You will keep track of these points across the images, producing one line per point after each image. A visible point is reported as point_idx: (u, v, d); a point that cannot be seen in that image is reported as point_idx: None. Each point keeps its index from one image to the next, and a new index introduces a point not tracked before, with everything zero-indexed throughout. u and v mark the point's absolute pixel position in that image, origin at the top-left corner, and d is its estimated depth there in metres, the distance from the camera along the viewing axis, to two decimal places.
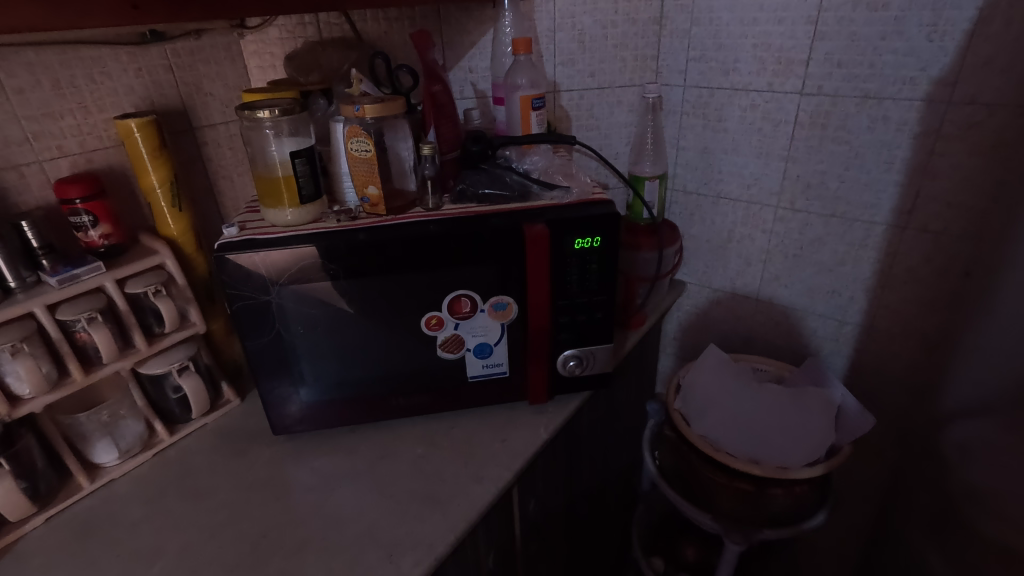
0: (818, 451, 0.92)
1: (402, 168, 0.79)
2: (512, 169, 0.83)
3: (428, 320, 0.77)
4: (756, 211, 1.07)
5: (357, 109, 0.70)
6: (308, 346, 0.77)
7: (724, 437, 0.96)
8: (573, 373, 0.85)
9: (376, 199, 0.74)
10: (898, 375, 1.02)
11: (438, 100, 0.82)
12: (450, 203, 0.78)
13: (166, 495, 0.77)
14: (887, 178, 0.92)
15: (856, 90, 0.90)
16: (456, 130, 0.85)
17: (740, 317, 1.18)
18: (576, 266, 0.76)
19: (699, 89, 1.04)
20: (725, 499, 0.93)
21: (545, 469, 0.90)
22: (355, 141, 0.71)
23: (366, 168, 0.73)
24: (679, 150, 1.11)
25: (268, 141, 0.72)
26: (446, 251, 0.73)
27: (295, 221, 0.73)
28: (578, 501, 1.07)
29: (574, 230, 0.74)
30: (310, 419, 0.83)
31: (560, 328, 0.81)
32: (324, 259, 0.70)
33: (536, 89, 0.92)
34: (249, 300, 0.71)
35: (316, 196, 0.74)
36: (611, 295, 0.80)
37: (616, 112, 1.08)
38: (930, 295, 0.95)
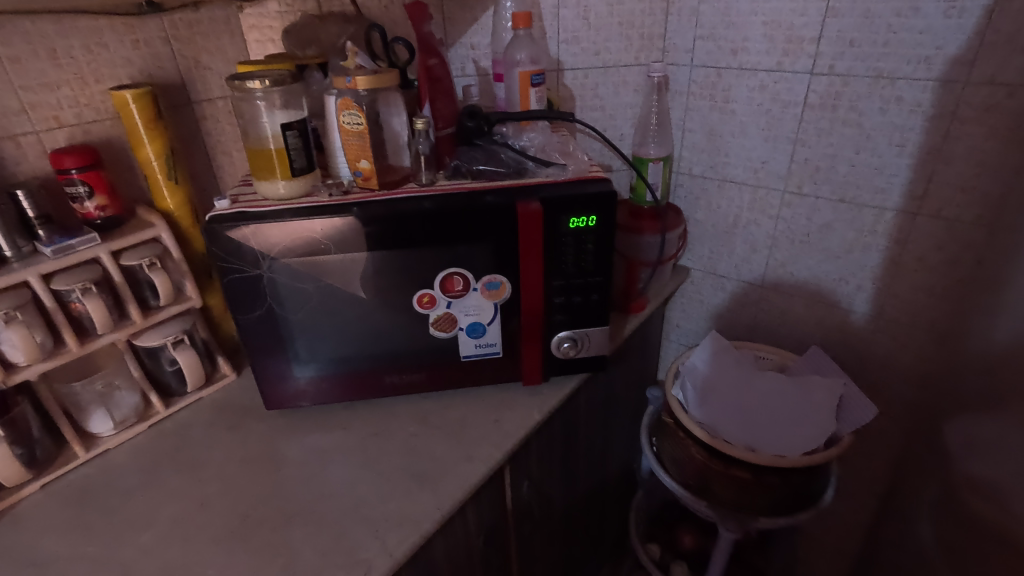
0: (819, 441, 0.89)
1: (397, 143, 0.78)
2: (508, 146, 0.82)
3: (420, 297, 0.76)
4: (763, 195, 1.04)
5: (349, 80, 0.69)
6: (299, 321, 0.76)
7: (722, 424, 0.94)
8: (567, 355, 0.83)
9: (369, 172, 0.73)
10: (905, 366, 1.00)
11: (433, 74, 0.81)
12: (445, 179, 0.77)
13: (162, 465, 0.78)
14: (899, 162, 0.89)
15: (868, 69, 0.87)
16: (453, 106, 0.84)
17: (744, 304, 1.15)
18: (571, 245, 0.75)
19: (707, 69, 1.01)
20: (721, 487, 0.91)
21: (540, 452, 0.89)
22: (347, 114, 0.71)
23: (359, 142, 0.72)
24: (686, 133, 1.08)
25: (260, 113, 0.72)
26: (440, 228, 0.72)
27: (287, 194, 0.73)
28: (574, 487, 1.06)
29: (570, 208, 0.72)
30: (301, 395, 0.83)
31: (555, 309, 0.80)
32: (316, 233, 0.70)
33: (536, 66, 0.90)
34: (241, 275, 0.71)
35: (309, 169, 0.74)
36: (607, 276, 0.78)
37: (621, 92, 1.06)
38: (940, 284, 0.92)
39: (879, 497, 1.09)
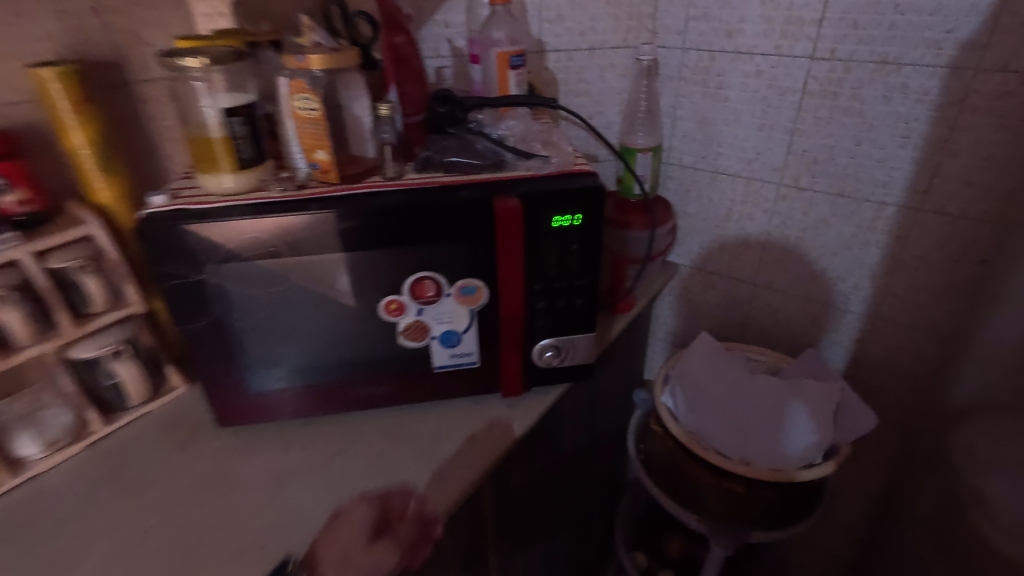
0: (817, 452, 0.83)
1: (359, 131, 0.70)
2: (485, 135, 0.74)
3: (387, 304, 0.69)
4: (757, 188, 0.98)
5: (301, 59, 0.61)
6: (255, 331, 0.69)
7: (714, 433, 0.88)
8: (550, 364, 0.77)
9: (326, 165, 0.65)
10: (902, 368, 0.95)
11: (400, 53, 0.72)
12: (414, 171, 0.70)
13: (98, 490, 0.70)
14: (902, 154, 0.84)
15: (872, 54, 0.80)
16: (423, 89, 0.75)
17: (736, 302, 1.10)
18: (554, 246, 0.68)
19: (700, 52, 0.94)
20: (713, 499, 0.86)
21: (521, 465, 0.83)
22: (299, 98, 0.63)
23: (314, 130, 0.64)
24: (676, 121, 1.01)
25: (200, 95, 0.63)
26: (409, 227, 0.64)
27: (232, 189, 0.64)
28: (558, 496, 1.01)
29: (552, 206, 0.65)
30: (259, 409, 0.75)
31: (537, 315, 0.73)
32: (267, 234, 0.62)
33: (516, 46, 0.82)
34: (181, 279, 0.63)
35: (258, 160, 0.65)
36: (594, 279, 0.71)
37: (608, 76, 0.99)
38: (942, 283, 0.87)
39: (873, 501, 1.06)
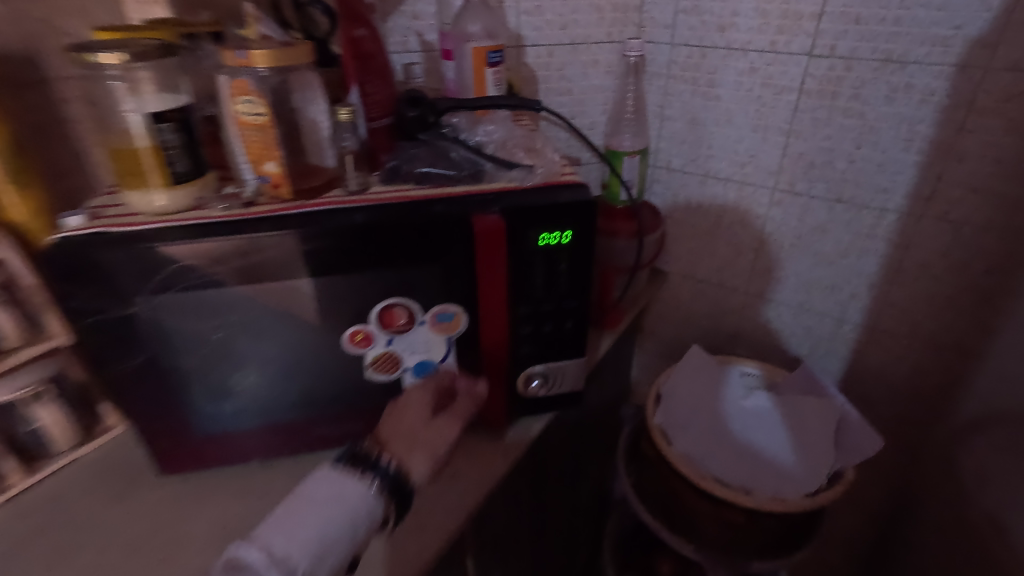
0: (821, 477, 0.79)
1: (316, 137, 0.62)
2: (461, 142, 0.67)
3: (351, 334, 0.61)
4: (750, 193, 0.93)
5: (242, 55, 0.52)
6: (199, 369, 0.59)
7: (710, 458, 0.83)
8: (536, 394, 0.70)
9: (278, 177, 0.57)
10: (899, 380, 0.91)
11: (362, 49, 0.63)
12: (380, 183, 0.61)
13: (12, 560, 0.60)
14: (905, 158, 0.79)
15: (875, 51, 0.75)
16: (388, 89, 0.67)
17: (726, 312, 1.04)
18: (540, 266, 0.60)
19: (689, 48, 0.88)
20: (711, 527, 0.81)
21: (505, 503, 0.75)
22: (243, 101, 0.54)
23: (261, 137, 0.55)
24: (664, 121, 0.95)
25: (120, 97, 0.53)
26: (375, 249, 0.56)
27: (165, 208, 0.55)
28: (544, 526, 0.94)
29: (539, 221, 0.57)
30: (207, 454, 0.66)
31: (521, 342, 0.65)
32: (208, 259, 0.54)
33: (493, 40, 0.74)
34: (104, 314, 0.53)
35: (196, 173, 0.56)
36: (584, 301, 0.64)
37: (592, 73, 0.91)
38: (944, 293, 0.83)
39: (869, 515, 1.02)
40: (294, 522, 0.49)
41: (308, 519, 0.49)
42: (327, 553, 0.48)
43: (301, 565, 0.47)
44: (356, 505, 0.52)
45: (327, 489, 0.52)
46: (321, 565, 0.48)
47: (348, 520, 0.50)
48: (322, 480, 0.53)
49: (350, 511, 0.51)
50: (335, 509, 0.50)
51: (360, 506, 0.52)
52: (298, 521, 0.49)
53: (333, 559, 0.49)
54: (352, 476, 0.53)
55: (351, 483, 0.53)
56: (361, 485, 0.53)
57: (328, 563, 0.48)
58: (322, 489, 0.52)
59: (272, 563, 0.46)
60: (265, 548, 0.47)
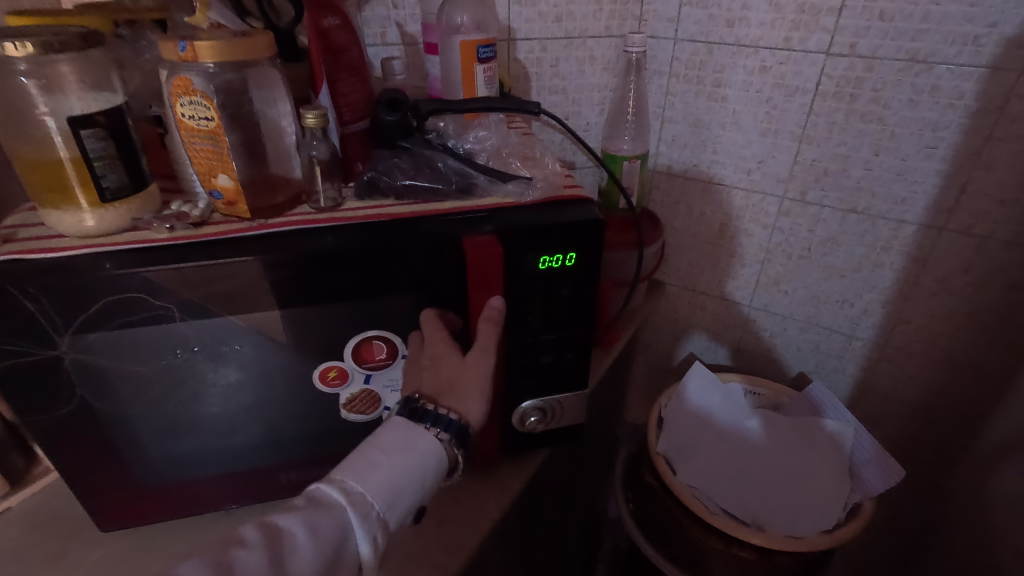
0: (838, 511, 0.74)
1: (281, 144, 0.53)
2: (449, 150, 0.58)
3: (324, 371, 0.53)
4: (757, 201, 0.86)
5: (182, 48, 0.43)
6: (142, 415, 0.51)
7: (716, 490, 0.78)
8: (533, 430, 0.62)
9: (232, 193, 0.48)
10: (911, 400, 0.86)
11: (332, 41, 0.55)
12: (355, 200, 0.54)
13: None
14: (927, 167, 0.73)
15: (899, 50, 0.69)
16: (364, 88, 0.58)
17: (728, 327, 0.98)
18: (539, 294, 0.53)
19: (695, 44, 0.81)
20: (720, 566, 0.75)
21: (497, 549, 0.68)
22: (188, 103, 0.45)
23: (211, 145, 0.47)
24: (665, 123, 0.88)
25: (29, 97, 0.43)
26: (349, 276, 0.48)
27: (94, 229, 0.46)
28: (536, 561, 0.86)
29: (539, 243, 0.50)
30: (153, 509, 0.57)
31: (518, 375, 0.58)
32: (148, 291, 0.45)
33: (483, 33, 0.66)
34: (22, 356, 0.44)
35: (132, 187, 0.47)
36: (587, 329, 0.57)
37: (587, 71, 0.85)
38: (963, 311, 0.77)
39: (879, 539, 0.97)
40: (368, 464, 0.43)
41: (385, 463, 0.44)
42: (400, 500, 0.43)
43: (376, 508, 0.42)
44: (427, 456, 0.46)
45: (397, 437, 0.46)
46: (392, 512, 0.43)
47: (419, 470, 0.45)
48: (390, 427, 0.47)
49: (421, 461, 0.45)
50: (408, 457, 0.45)
51: (431, 456, 0.46)
52: (374, 465, 0.43)
53: (403, 507, 0.43)
54: (417, 428, 0.47)
55: (419, 434, 0.46)
56: (429, 437, 0.47)
57: (399, 509, 0.43)
58: (392, 436, 0.46)
59: (349, 504, 0.41)
60: (341, 487, 0.42)
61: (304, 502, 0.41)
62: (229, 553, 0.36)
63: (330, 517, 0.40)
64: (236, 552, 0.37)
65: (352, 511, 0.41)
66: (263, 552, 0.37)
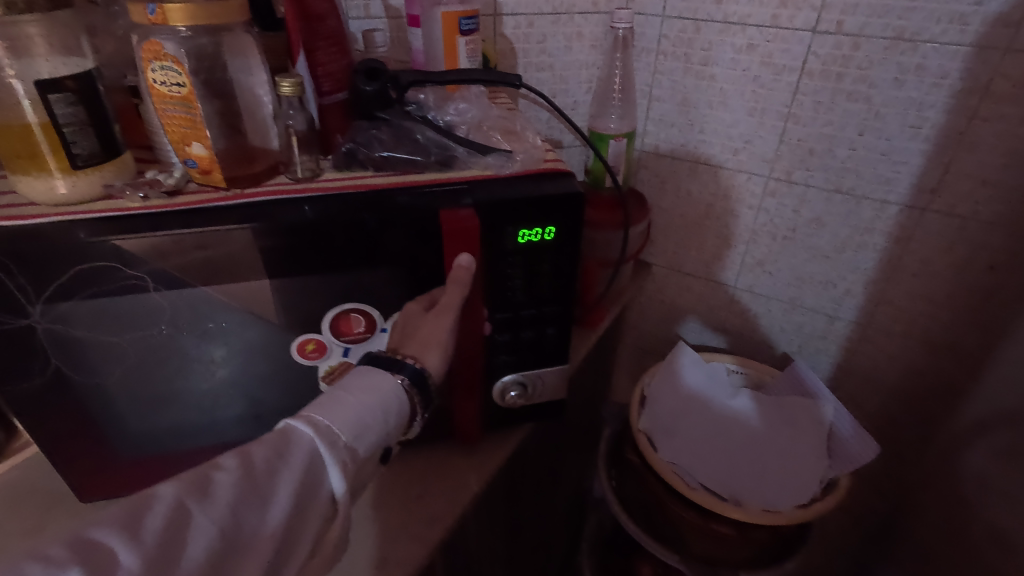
0: (814, 488, 0.75)
1: (257, 115, 0.53)
2: (428, 122, 0.58)
3: (302, 344, 0.52)
4: (743, 181, 0.86)
5: (152, 10, 0.42)
6: (116, 387, 0.50)
7: (697, 465, 0.79)
8: (513, 405, 0.62)
9: (206, 162, 0.48)
10: (891, 380, 0.87)
11: (309, 9, 0.53)
12: (333, 171, 0.54)
13: None
14: (911, 147, 0.73)
15: (886, 28, 0.69)
16: (342, 59, 0.57)
17: (713, 308, 0.99)
18: (520, 269, 0.53)
19: (683, 21, 0.81)
20: (698, 540, 0.77)
21: (479, 523, 0.68)
22: (158, 68, 0.44)
23: (184, 113, 0.46)
24: (653, 101, 0.88)
25: None
26: (326, 247, 0.48)
27: (66, 197, 0.46)
28: (520, 537, 0.87)
29: (518, 216, 0.50)
30: (129, 482, 0.56)
31: (498, 350, 0.58)
32: (121, 261, 0.45)
33: (466, 5, 0.65)
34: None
35: (105, 155, 0.47)
36: (567, 305, 0.57)
37: (574, 48, 0.84)
38: (945, 291, 0.78)
39: (858, 516, 0.98)
40: (334, 400, 0.43)
41: (351, 400, 0.43)
42: (367, 434, 0.43)
43: (343, 437, 0.41)
44: (391, 396, 0.46)
45: (362, 379, 0.45)
46: (360, 442, 0.42)
47: (383, 409, 0.44)
48: (354, 373, 0.46)
49: (385, 401, 0.45)
50: (373, 396, 0.44)
51: (394, 397, 0.46)
52: (340, 402, 0.43)
53: (370, 439, 0.43)
54: (380, 370, 0.47)
55: (382, 376, 0.46)
56: (392, 380, 0.47)
57: (367, 442, 0.42)
58: (356, 378, 0.46)
59: (316, 432, 0.40)
60: (308, 420, 0.41)
61: (271, 434, 0.39)
62: (205, 475, 0.35)
63: (298, 446, 0.39)
64: (214, 475, 0.36)
65: (320, 439, 0.40)
66: (238, 474, 0.36)
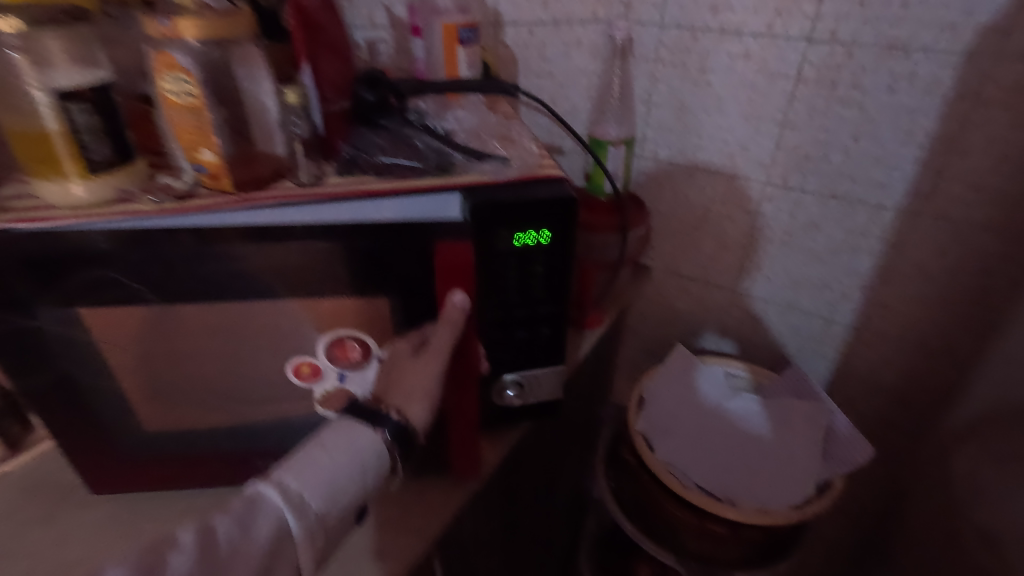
0: (808, 488, 0.76)
1: (264, 122, 0.55)
2: (428, 130, 0.60)
3: (298, 366, 0.56)
4: (740, 186, 0.88)
5: (167, 23, 0.45)
6: None
7: (693, 466, 0.80)
8: (510, 404, 0.64)
9: (216, 167, 0.50)
10: (887, 382, 0.88)
11: (313, 19, 0.57)
12: (336, 176, 0.55)
13: None
14: (904, 153, 0.74)
15: (878, 37, 0.70)
16: (344, 68, 0.61)
17: (711, 311, 1.00)
18: (515, 269, 0.55)
19: (680, 30, 0.81)
20: (694, 539, 0.78)
21: (477, 520, 0.70)
22: (170, 78, 0.46)
23: (195, 121, 0.48)
24: (651, 107, 0.88)
25: (19, 70, 0.45)
26: (321, 256, 0.50)
27: (82, 201, 0.48)
28: (518, 535, 0.89)
29: (512, 220, 0.52)
30: (140, 475, 0.59)
31: (495, 350, 0.59)
32: (127, 267, 0.48)
33: (465, 16, 0.67)
34: (6, 324, 0.49)
35: (119, 160, 0.49)
36: (562, 306, 0.59)
37: (573, 55, 0.86)
38: (939, 294, 0.79)
39: (856, 518, 0.99)
40: (309, 461, 0.42)
41: (326, 461, 0.42)
42: (339, 499, 0.42)
43: (315, 504, 0.41)
44: (370, 455, 0.45)
45: (340, 436, 0.44)
46: (333, 508, 0.42)
47: (360, 470, 0.44)
48: (334, 427, 0.45)
49: (363, 460, 0.44)
50: (350, 457, 0.44)
51: (372, 456, 0.45)
52: (315, 463, 0.42)
53: (344, 504, 0.42)
54: (361, 426, 0.46)
55: (362, 433, 0.45)
56: (372, 437, 0.46)
57: (340, 507, 0.42)
58: (335, 436, 0.44)
59: (286, 502, 0.39)
60: (279, 486, 0.40)
61: (237, 503, 0.38)
62: None
63: (265, 517, 0.38)
64: None
65: (291, 509, 0.39)
66: None
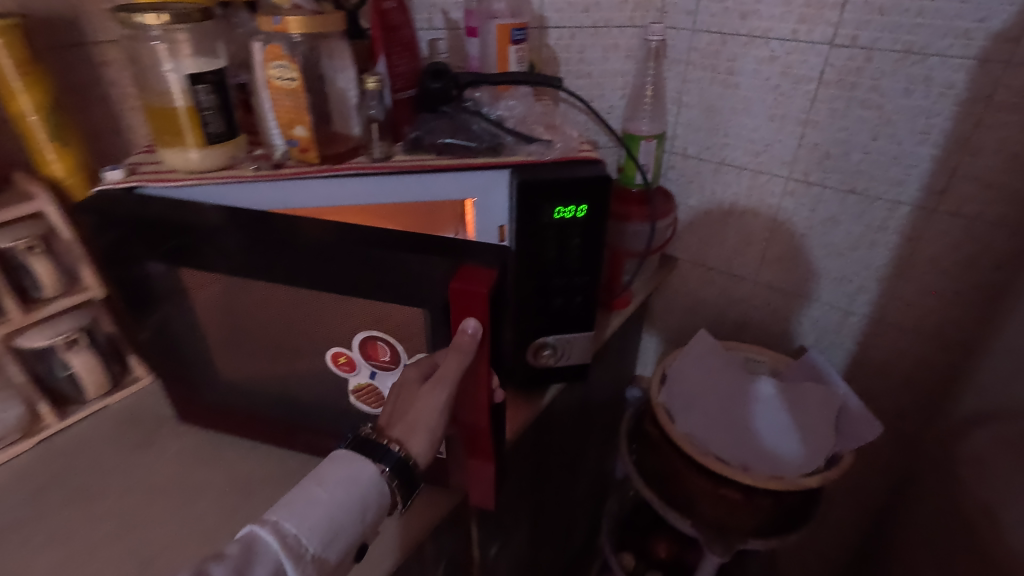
0: (819, 460, 0.81)
1: (344, 105, 0.63)
2: (482, 116, 0.69)
3: (334, 356, 0.58)
4: (764, 181, 0.93)
5: (277, 21, 0.54)
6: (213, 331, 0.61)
7: (711, 438, 0.85)
8: (545, 363, 0.72)
9: (306, 142, 0.59)
10: (902, 372, 0.92)
11: (389, 20, 0.65)
12: (403, 154, 0.64)
13: (47, 496, 0.65)
14: (920, 152, 0.79)
15: (896, 43, 0.75)
16: (412, 63, 0.69)
17: (735, 302, 1.06)
18: (554, 239, 0.62)
19: (710, 35, 0.89)
20: (710, 506, 0.84)
21: (511, 475, 0.77)
22: (275, 65, 0.56)
23: (292, 102, 0.58)
24: (682, 107, 0.96)
25: (161, 58, 0.56)
26: (341, 254, 0.51)
27: (198, 165, 0.58)
28: (545, 502, 0.95)
29: (554, 195, 0.59)
30: (219, 416, 0.68)
31: (533, 313, 0.67)
32: (204, 231, 0.53)
33: (517, 18, 0.76)
34: (124, 272, 0.58)
35: (230, 134, 0.59)
36: (595, 277, 0.66)
37: (611, 57, 0.93)
38: (953, 288, 0.83)
39: (871, 504, 1.03)
40: (308, 499, 0.42)
41: (323, 499, 0.43)
42: (338, 538, 0.42)
43: (312, 548, 0.41)
44: (370, 491, 0.45)
45: (340, 470, 0.45)
46: (330, 551, 0.42)
47: (358, 509, 0.44)
48: (334, 460, 0.45)
49: (363, 497, 0.44)
50: (349, 493, 0.44)
51: (372, 492, 0.45)
52: (310, 501, 0.42)
53: (341, 545, 0.43)
54: (361, 459, 0.46)
55: (363, 465, 0.45)
56: (374, 471, 0.46)
57: (337, 548, 0.42)
58: (335, 470, 0.45)
59: (283, 546, 0.40)
60: (274, 528, 0.40)
61: (235, 547, 0.39)
62: None
63: (261, 561, 0.39)
64: None
65: (287, 554, 0.39)
66: None
